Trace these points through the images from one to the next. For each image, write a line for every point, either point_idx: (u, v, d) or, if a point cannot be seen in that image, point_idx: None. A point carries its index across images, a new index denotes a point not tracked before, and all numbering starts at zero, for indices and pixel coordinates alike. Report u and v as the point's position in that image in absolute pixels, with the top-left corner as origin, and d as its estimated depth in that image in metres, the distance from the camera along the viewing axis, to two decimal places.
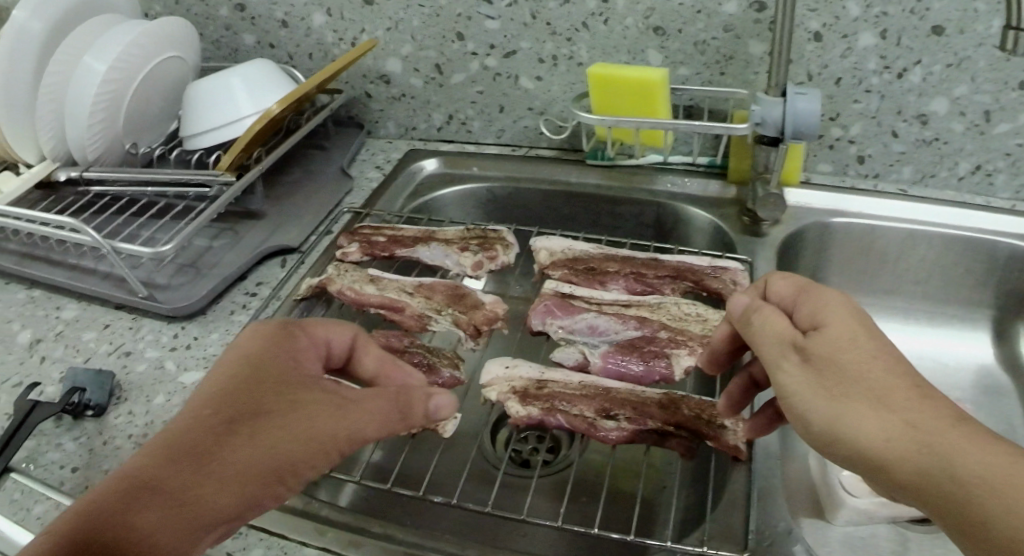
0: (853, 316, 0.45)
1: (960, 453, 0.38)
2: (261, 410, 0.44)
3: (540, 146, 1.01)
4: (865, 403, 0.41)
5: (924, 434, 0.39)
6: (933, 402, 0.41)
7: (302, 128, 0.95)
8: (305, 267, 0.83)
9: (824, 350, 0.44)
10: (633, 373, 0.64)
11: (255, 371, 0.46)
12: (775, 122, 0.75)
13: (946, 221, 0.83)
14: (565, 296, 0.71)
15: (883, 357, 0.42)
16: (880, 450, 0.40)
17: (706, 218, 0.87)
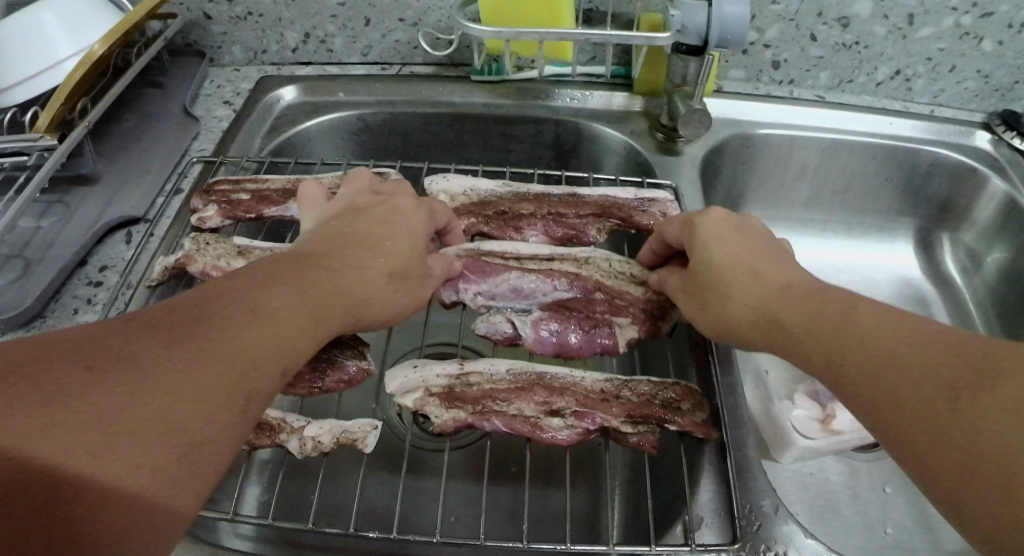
0: (715, 224, 0.55)
1: (794, 312, 0.49)
2: (378, 247, 0.54)
3: (415, 62, 0.87)
4: (719, 292, 0.52)
5: (768, 302, 0.51)
6: (776, 275, 0.52)
7: (133, 68, 0.80)
8: (155, 239, 0.72)
9: (694, 259, 0.54)
10: (569, 341, 0.59)
11: (372, 220, 0.56)
12: (698, 28, 0.67)
13: (869, 130, 0.81)
14: (478, 256, 0.63)
15: (737, 254, 0.53)
16: (741, 325, 0.52)
17: (619, 139, 0.76)
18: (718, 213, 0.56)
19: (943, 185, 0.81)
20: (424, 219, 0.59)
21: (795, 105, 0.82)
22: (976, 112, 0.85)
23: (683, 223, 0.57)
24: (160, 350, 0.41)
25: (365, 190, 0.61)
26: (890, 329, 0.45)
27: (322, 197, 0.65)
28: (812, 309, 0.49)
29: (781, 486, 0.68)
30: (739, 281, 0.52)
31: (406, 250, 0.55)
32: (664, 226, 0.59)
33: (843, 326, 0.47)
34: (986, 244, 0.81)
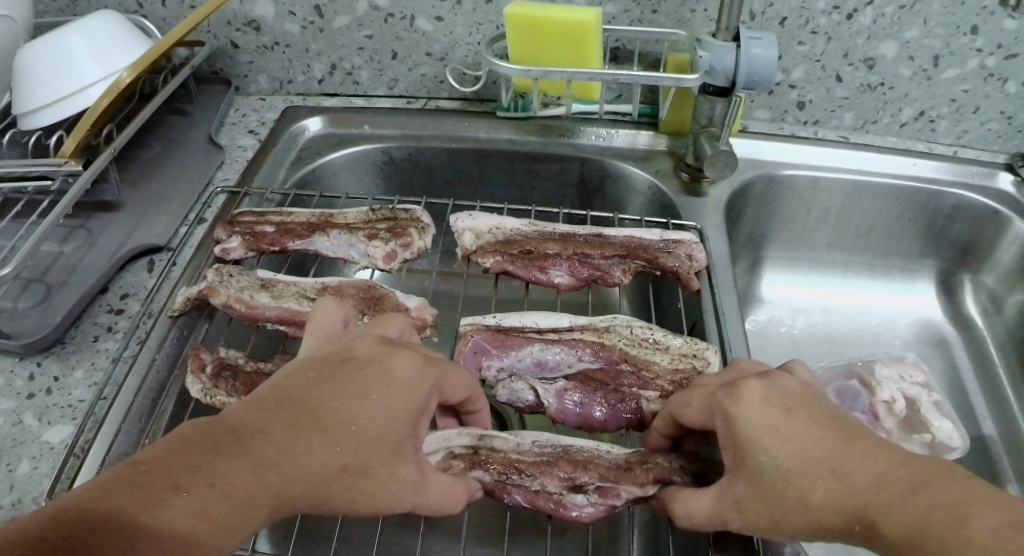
0: (765, 410, 0.45)
1: (895, 521, 0.38)
2: (375, 397, 0.45)
3: (441, 96, 0.87)
4: (793, 500, 0.42)
5: (852, 508, 0.40)
6: (861, 470, 0.40)
7: (159, 94, 0.81)
8: (178, 268, 0.72)
9: (765, 466, 0.43)
10: (595, 415, 0.58)
11: (355, 389, 0.45)
12: (726, 69, 0.67)
13: (891, 171, 0.80)
14: (498, 331, 0.63)
15: (805, 446, 0.42)
16: (827, 531, 0.41)
17: (644, 178, 0.77)
18: (755, 392, 0.46)
19: (966, 227, 0.81)
20: (427, 385, 0.48)
21: (818, 145, 0.82)
22: (1000, 153, 0.85)
23: (735, 395, 0.46)
24: (130, 511, 0.36)
25: (374, 335, 0.50)
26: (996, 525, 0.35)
27: (338, 325, 0.55)
28: (909, 509, 0.38)
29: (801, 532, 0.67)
30: (814, 481, 0.41)
31: (388, 420, 0.45)
32: (693, 403, 0.50)
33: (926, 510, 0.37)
34: (1008, 288, 0.80)
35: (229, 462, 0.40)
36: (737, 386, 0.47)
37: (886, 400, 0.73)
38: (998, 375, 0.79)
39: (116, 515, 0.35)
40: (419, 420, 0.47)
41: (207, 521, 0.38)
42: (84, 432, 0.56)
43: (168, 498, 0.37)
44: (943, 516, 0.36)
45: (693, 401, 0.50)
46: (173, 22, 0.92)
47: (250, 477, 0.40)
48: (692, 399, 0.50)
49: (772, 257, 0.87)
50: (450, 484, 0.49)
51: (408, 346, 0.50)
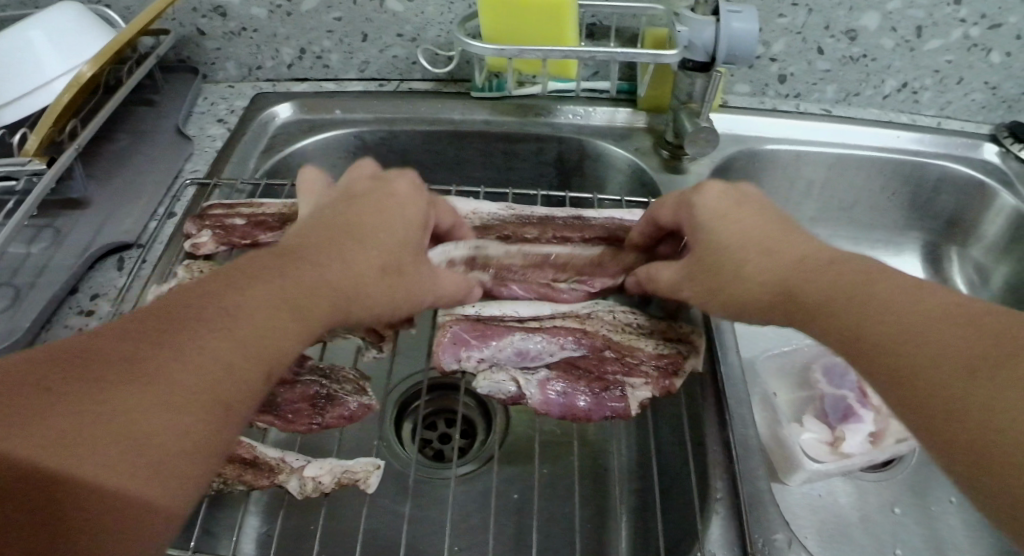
0: (715, 208, 0.54)
1: (835, 299, 0.45)
2: (365, 241, 0.50)
3: (414, 78, 0.85)
4: (732, 272, 0.51)
5: (797, 281, 0.47)
6: (790, 249, 0.50)
7: (125, 86, 0.78)
8: (149, 266, 0.70)
9: (700, 240, 0.53)
10: (579, 405, 0.56)
11: (370, 207, 0.53)
12: (705, 44, 0.66)
13: (876, 145, 0.79)
14: (479, 321, 0.60)
15: (750, 227, 0.52)
16: (764, 303, 0.49)
17: (623, 156, 0.75)
18: (709, 199, 0.54)
19: (951, 199, 0.80)
20: (422, 209, 0.57)
21: (800, 119, 0.80)
22: (983, 124, 0.84)
23: (680, 208, 0.57)
24: (107, 394, 0.36)
25: (364, 175, 0.59)
26: (940, 313, 0.40)
27: (323, 184, 0.61)
28: (854, 292, 0.44)
29: (791, 510, 0.67)
30: (752, 248, 0.50)
31: (384, 249, 0.51)
32: (663, 205, 0.58)
33: (862, 297, 0.43)
34: (993, 259, 0.79)
35: (248, 296, 0.43)
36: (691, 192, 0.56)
37: None
38: None
39: (89, 403, 0.35)
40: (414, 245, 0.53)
41: (237, 346, 0.41)
42: None
43: (151, 380, 0.37)
44: (905, 297, 0.42)
45: (663, 208, 0.58)
46: (137, 11, 0.90)
47: (237, 343, 0.41)
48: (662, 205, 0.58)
49: None
50: (455, 281, 0.58)
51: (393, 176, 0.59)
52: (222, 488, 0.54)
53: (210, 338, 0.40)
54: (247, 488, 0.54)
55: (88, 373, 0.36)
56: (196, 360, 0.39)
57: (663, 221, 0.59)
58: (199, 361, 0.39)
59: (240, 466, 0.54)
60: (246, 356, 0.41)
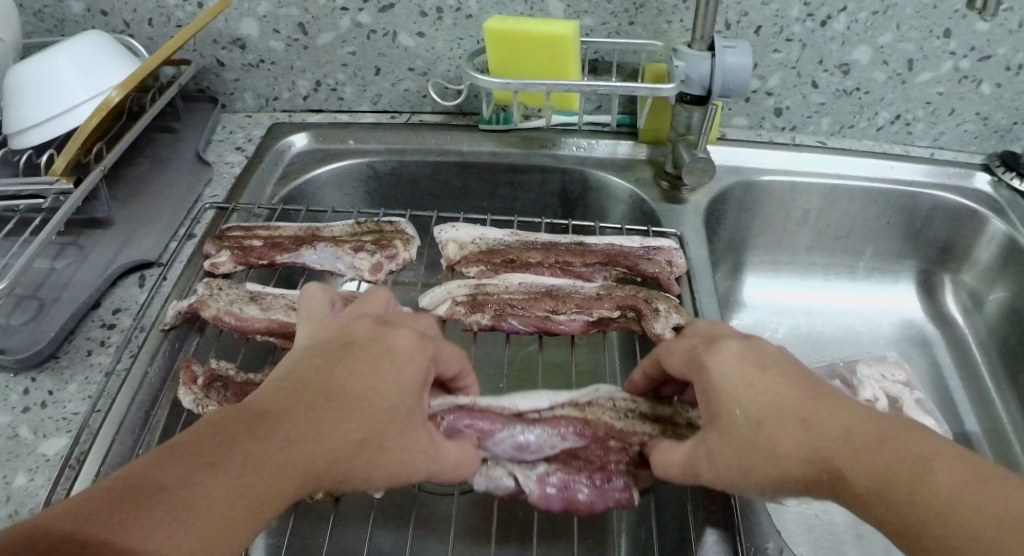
0: (736, 366, 0.47)
1: (861, 474, 0.41)
2: (372, 389, 0.47)
3: (424, 110, 0.89)
4: (763, 451, 0.44)
5: (828, 457, 0.42)
6: (831, 420, 0.43)
7: (148, 113, 0.82)
8: (168, 283, 0.73)
9: (707, 404, 0.48)
10: (579, 497, 0.56)
11: (374, 359, 0.48)
12: (702, 78, 0.69)
13: (869, 174, 0.82)
14: (473, 410, 0.57)
15: (774, 397, 0.45)
16: (793, 483, 0.44)
17: (624, 187, 0.78)
18: (725, 354, 0.48)
19: (945, 226, 0.82)
20: (423, 364, 0.50)
21: (796, 150, 0.83)
22: (976, 154, 0.86)
23: (688, 356, 0.51)
24: (110, 528, 0.35)
25: (371, 316, 0.53)
26: (955, 477, 0.39)
27: (325, 307, 0.57)
28: (877, 461, 0.41)
29: (787, 532, 0.68)
30: (772, 422, 0.44)
31: (395, 392, 0.48)
32: (673, 353, 0.52)
33: (892, 472, 0.40)
34: (987, 286, 0.81)
35: (257, 445, 0.42)
36: (709, 338, 0.51)
37: (869, 399, 0.73)
38: (980, 371, 0.80)
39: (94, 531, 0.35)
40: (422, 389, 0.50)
41: (231, 505, 0.39)
42: (79, 443, 0.57)
43: (150, 511, 0.37)
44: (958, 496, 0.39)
45: (675, 354, 0.52)
46: (159, 41, 0.94)
47: (236, 483, 0.40)
48: (673, 355, 0.52)
49: (754, 263, 0.88)
50: (455, 448, 0.51)
51: (404, 324, 0.53)
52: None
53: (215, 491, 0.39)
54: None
55: (91, 524, 0.35)
56: (201, 497, 0.38)
57: (672, 368, 0.52)
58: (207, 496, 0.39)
59: None
60: (247, 499, 0.40)
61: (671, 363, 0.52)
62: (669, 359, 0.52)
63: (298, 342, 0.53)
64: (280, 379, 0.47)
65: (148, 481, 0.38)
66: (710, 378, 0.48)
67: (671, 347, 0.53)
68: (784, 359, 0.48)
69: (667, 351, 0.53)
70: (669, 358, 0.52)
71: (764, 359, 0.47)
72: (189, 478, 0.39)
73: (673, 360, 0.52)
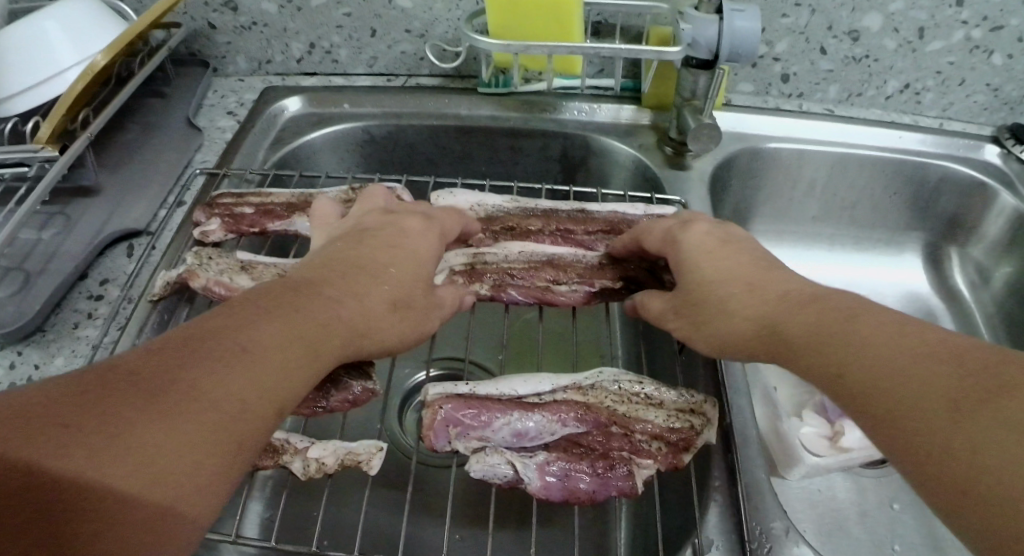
0: (702, 242, 0.54)
1: (796, 324, 0.45)
2: (361, 282, 0.49)
3: (421, 74, 0.86)
4: (720, 314, 0.49)
5: (773, 313, 0.47)
6: (778, 288, 0.48)
7: (136, 78, 0.79)
8: (158, 252, 0.71)
9: (682, 273, 0.53)
10: (581, 487, 0.52)
11: (376, 246, 0.53)
12: (708, 42, 0.66)
13: (877, 144, 0.80)
14: (471, 398, 0.56)
15: (733, 267, 0.51)
16: (742, 340, 0.48)
17: (627, 153, 0.76)
18: (693, 240, 0.54)
19: (953, 200, 0.81)
20: (436, 238, 0.57)
21: (803, 118, 0.81)
22: (985, 125, 0.84)
23: (650, 230, 0.59)
24: (130, 415, 0.34)
25: (375, 210, 0.59)
26: (891, 330, 0.41)
27: (335, 215, 0.63)
28: (814, 315, 0.44)
29: (789, 504, 0.67)
30: (740, 288, 0.49)
31: (383, 286, 0.50)
32: (645, 229, 0.59)
33: (824, 325, 0.43)
34: (994, 260, 0.80)
35: (252, 321, 0.42)
36: (684, 221, 0.57)
37: None
38: (985, 346, 0.79)
39: (116, 417, 0.34)
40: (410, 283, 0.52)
41: (244, 393, 0.39)
42: None
43: (169, 401, 0.36)
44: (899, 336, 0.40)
45: (650, 235, 0.59)
46: (147, 3, 0.91)
47: (248, 370, 0.39)
48: (646, 228, 0.60)
49: (758, 233, 0.86)
50: (427, 300, 0.54)
51: (407, 213, 0.59)
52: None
53: (226, 373, 0.38)
54: (251, 468, 0.55)
55: (109, 410, 0.34)
56: (216, 386, 0.38)
57: (649, 245, 0.58)
58: (221, 384, 0.38)
59: None
60: (256, 390, 0.39)
61: (657, 239, 0.58)
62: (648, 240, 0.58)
63: (314, 246, 0.59)
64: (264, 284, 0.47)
65: (157, 371, 0.37)
66: (677, 249, 0.55)
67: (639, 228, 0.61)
68: (761, 254, 0.53)
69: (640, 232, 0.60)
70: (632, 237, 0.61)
71: (735, 247, 0.53)
72: (192, 358, 0.38)
73: (648, 232, 0.59)
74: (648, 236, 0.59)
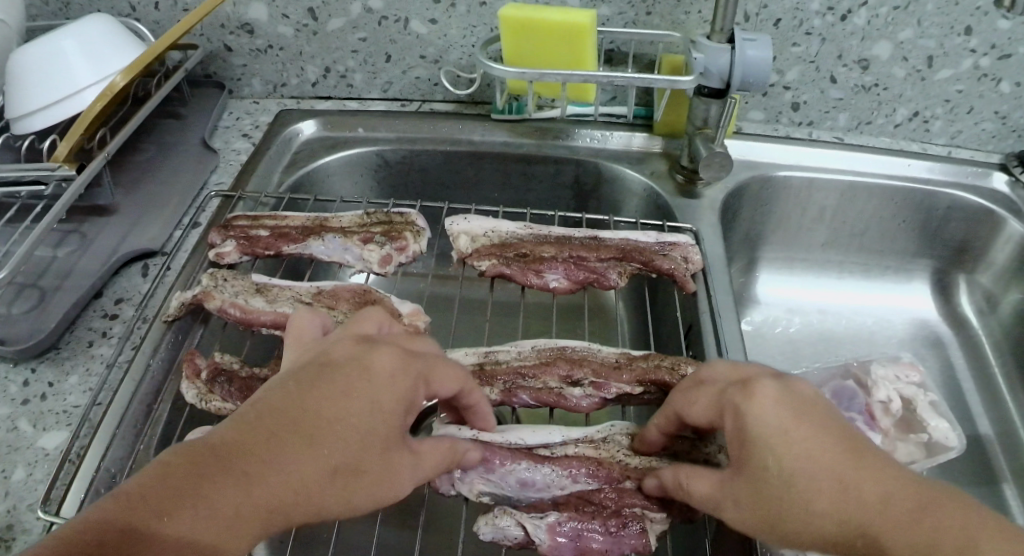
0: (786, 414, 0.42)
1: (897, 548, 0.38)
2: (342, 418, 0.42)
3: (435, 99, 0.87)
4: (795, 508, 0.40)
5: (860, 521, 0.39)
6: (873, 486, 0.39)
7: (153, 98, 0.80)
8: (173, 272, 0.71)
9: (752, 458, 0.42)
10: (593, 546, 0.51)
11: (324, 395, 0.42)
12: (721, 71, 0.67)
13: (885, 171, 0.81)
14: (478, 445, 0.54)
15: (814, 450, 0.41)
16: (828, 544, 0.40)
17: (639, 180, 0.76)
18: (759, 410, 0.43)
19: (961, 226, 0.81)
20: (402, 381, 0.45)
21: (813, 145, 0.82)
22: (994, 153, 0.85)
23: (696, 391, 0.48)
24: None
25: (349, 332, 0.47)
26: (1005, 553, 0.36)
27: (313, 332, 0.53)
28: (919, 534, 0.37)
29: None
30: (819, 490, 0.40)
31: (375, 418, 0.43)
32: (689, 397, 0.48)
33: (933, 546, 0.37)
34: (1003, 287, 0.80)
35: (230, 459, 0.39)
36: (745, 380, 0.45)
37: (882, 401, 0.72)
38: (994, 375, 0.79)
39: None
40: (407, 411, 0.45)
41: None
42: (79, 438, 0.56)
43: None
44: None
45: (703, 397, 0.47)
46: (165, 25, 0.92)
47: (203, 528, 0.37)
48: (690, 399, 0.48)
49: (768, 258, 0.87)
50: (433, 446, 0.49)
51: (385, 339, 0.47)
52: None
53: (231, 497, 0.38)
54: None
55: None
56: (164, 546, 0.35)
57: (699, 417, 0.48)
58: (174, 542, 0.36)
59: None
60: (212, 543, 0.37)
61: (704, 398, 0.47)
62: (693, 403, 0.47)
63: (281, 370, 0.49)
64: (235, 418, 0.41)
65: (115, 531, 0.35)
66: (742, 422, 0.43)
67: (686, 385, 0.49)
68: (832, 411, 0.43)
69: (685, 396, 0.49)
70: (683, 399, 0.49)
71: (808, 409, 0.42)
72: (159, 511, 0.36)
73: (692, 400, 0.48)
74: (696, 403, 0.47)
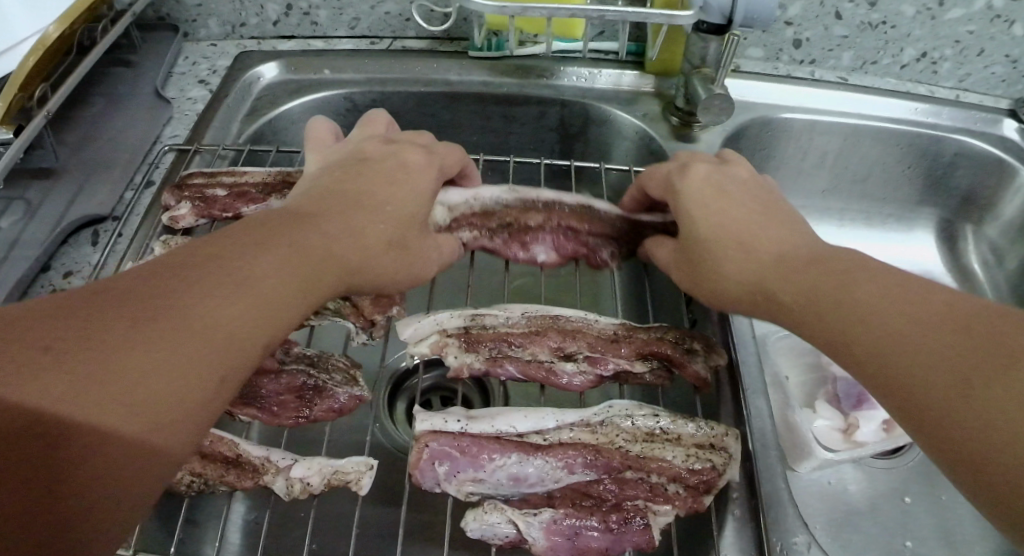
0: (701, 187, 0.53)
1: (793, 291, 0.45)
2: (370, 210, 0.49)
3: (408, 36, 0.80)
4: (709, 265, 0.50)
5: (769, 275, 0.47)
6: (777, 246, 0.48)
7: (98, 47, 0.73)
8: (125, 240, 0.65)
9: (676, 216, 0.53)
10: (593, 545, 0.47)
11: (348, 192, 0.50)
12: (722, 7, 0.59)
13: (890, 117, 0.76)
14: (464, 438, 0.50)
15: (727, 216, 0.50)
16: (734, 296, 0.49)
17: (631, 124, 0.71)
18: (686, 183, 0.54)
19: (969, 174, 0.77)
20: (435, 175, 0.55)
21: (814, 86, 0.77)
22: (1003, 98, 0.80)
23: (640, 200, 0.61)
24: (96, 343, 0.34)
25: (374, 137, 0.57)
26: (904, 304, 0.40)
27: (333, 138, 0.59)
28: (827, 288, 0.43)
29: (801, 499, 0.64)
30: (724, 234, 0.50)
31: (399, 203, 0.51)
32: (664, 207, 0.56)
33: (845, 305, 0.42)
34: (1009, 240, 0.77)
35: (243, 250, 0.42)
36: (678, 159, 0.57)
37: None
38: None
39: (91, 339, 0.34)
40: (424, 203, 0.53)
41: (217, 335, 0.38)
42: None
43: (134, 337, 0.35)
44: (891, 305, 0.40)
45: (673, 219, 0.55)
46: None
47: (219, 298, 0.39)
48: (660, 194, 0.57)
49: None
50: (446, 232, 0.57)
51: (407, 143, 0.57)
52: (202, 488, 0.51)
53: (245, 283, 0.40)
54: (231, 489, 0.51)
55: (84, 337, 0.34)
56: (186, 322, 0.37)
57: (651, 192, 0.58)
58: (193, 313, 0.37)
59: (222, 466, 0.51)
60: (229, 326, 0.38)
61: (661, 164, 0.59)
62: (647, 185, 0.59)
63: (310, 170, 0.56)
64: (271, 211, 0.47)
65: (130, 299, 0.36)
66: (669, 192, 0.55)
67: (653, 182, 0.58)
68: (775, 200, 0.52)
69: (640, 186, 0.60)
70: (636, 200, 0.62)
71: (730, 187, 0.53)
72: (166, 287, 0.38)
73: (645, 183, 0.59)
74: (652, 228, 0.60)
